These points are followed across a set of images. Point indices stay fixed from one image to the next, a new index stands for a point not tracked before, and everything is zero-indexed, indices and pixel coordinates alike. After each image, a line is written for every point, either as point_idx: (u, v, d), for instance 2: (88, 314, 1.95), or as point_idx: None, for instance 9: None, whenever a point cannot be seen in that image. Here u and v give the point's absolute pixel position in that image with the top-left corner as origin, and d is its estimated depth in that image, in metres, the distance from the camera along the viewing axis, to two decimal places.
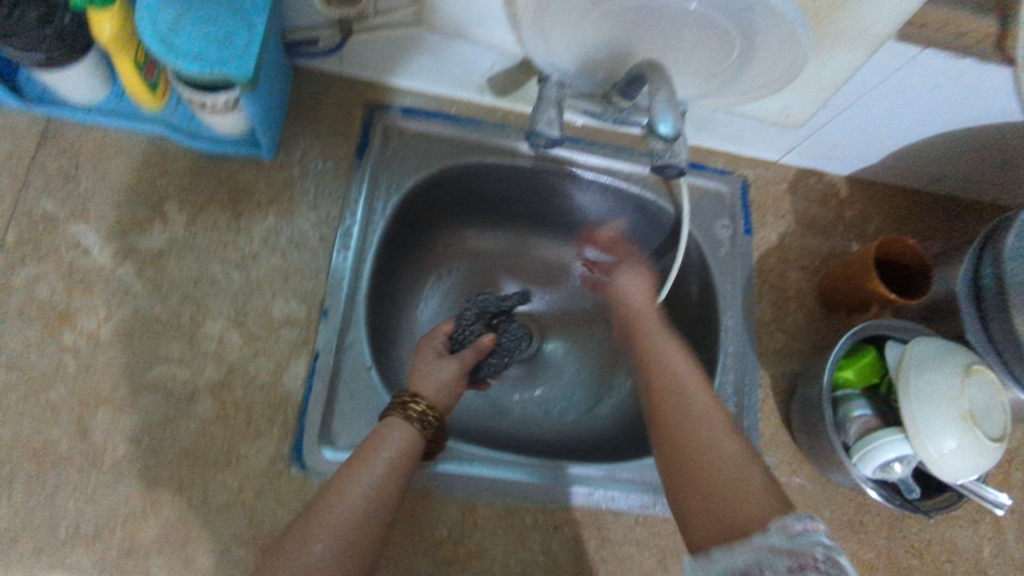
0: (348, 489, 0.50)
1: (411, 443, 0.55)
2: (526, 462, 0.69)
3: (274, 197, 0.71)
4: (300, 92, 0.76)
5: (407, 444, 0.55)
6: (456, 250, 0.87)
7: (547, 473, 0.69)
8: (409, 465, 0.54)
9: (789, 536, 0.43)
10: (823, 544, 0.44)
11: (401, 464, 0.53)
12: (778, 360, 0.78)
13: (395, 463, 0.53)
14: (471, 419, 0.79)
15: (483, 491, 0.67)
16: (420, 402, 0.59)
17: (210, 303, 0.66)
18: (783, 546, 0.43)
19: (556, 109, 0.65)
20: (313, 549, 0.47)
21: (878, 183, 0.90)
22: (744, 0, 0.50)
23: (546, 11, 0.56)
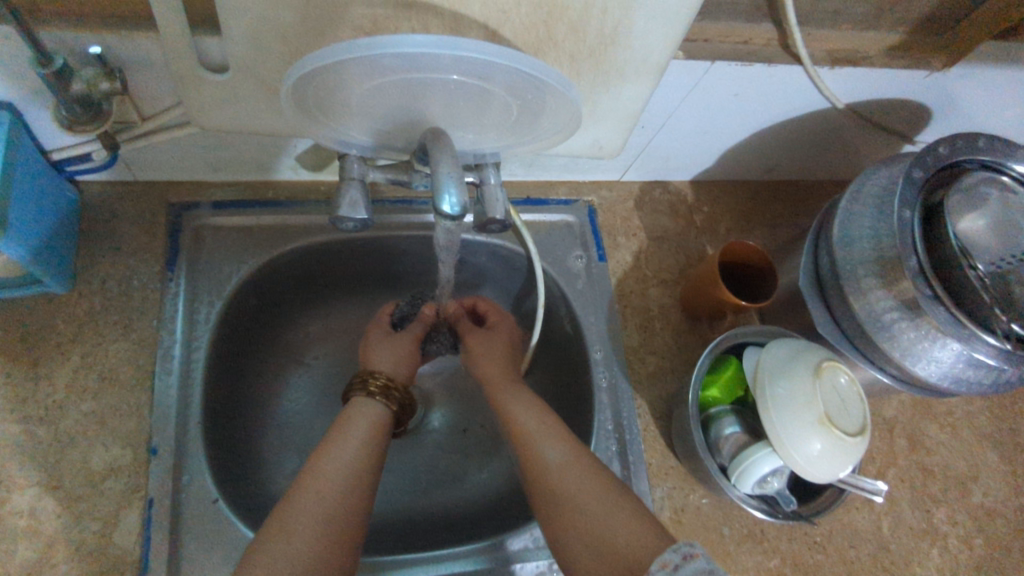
0: (329, 461, 0.53)
1: (377, 420, 0.58)
2: (387, 561, 0.64)
3: (76, 333, 0.64)
4: (90, 209, 0.69)
5: (375, 417, 0.58)
6: (314, 334, 0.81)
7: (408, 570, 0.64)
8: (377, 447, 0.56)
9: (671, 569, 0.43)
10: (703, 569, 0.42)
11: (373, 438, 0.57)
12: (653, 384, 0.77)
13: (367, 441, 0.56)
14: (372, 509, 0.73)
15: None
16: (380, 376, 0.62)
17: (13, 473, 0.58)
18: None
19: (360, 187, 0.60)
20: (295, 528, 0.47)
21: (722, 182, 0.91)
22: (495, 68, 0.49)
23: (307, 100, 0.53)
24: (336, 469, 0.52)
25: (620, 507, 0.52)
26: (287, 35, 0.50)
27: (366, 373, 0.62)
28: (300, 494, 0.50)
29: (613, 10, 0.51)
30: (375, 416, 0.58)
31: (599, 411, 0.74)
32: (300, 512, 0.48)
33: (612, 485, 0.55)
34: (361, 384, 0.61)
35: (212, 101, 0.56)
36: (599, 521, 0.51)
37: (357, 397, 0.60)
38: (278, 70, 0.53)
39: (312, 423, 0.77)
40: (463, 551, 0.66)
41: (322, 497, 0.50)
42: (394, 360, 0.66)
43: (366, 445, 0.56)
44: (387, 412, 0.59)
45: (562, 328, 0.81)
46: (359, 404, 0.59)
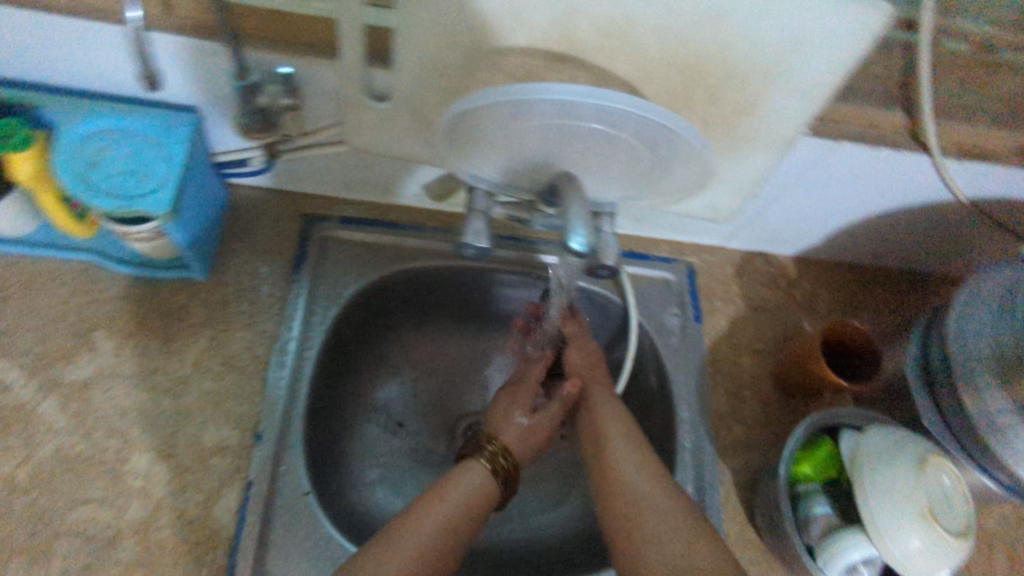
0: (433, 515, 0.56)
1: (488, 493, 0.60)
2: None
3: (208, 317, 0.70)
4: (237, 209, 0.76)
5: (484, 490, 0.60)
6: (407, 357, 0.84)
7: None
8: (478, 516, 0.58)
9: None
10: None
11: (477, 507, 0.59)
12: (738, 452, 0.75)
13: (471, 505, 0.58)
14: None
15: None
16: (506, 457, 0.63)
17: (136, 435, 0.64)
18: None
19: (484, 219, 0.64)
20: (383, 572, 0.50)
21: (828, 261, 0.90)
22: (639, 120, 0.52)
23: (459, 133, 0.58)
24: (435, 523, 0.55)
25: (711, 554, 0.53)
26: (445, 75, 0.55)
27: (495, 445, 0.64)
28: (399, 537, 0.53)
29: (753, 80, 0.54)
30: (483, 489, 0.60)
31: (681, 470, 0.73)
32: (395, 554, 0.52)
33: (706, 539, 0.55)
34: (487, 455, 0.62)
35: (368, 125, 0.61)
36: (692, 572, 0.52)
37: (478, 463, 0.61)
38: (431, 105, 0.59)
39: (395, 439, 0.79)
40: None
41: (417, 546, 0.53)
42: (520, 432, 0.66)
43: (447, 526, 0.56)
44: (493, 492, 0.60)
45: (649, 382, 0.81)
46: (474, 473, 0.61)
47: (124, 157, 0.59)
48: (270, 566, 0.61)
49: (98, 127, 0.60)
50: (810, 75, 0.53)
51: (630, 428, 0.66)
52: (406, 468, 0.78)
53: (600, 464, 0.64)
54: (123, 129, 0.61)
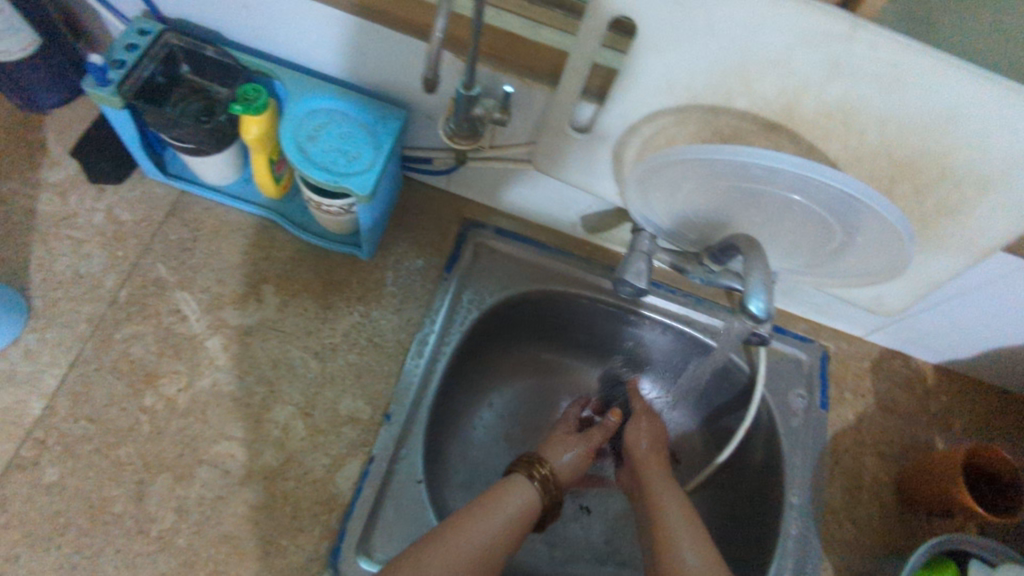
0: (475, 526, 0.58)
1: (531, 505, 0.63)
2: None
3: (363, 294, 0.75)
4: (407, 201, 0.81)
5: (528, 502, 0.63)
6: (513, 374, 0.86)
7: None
8: (518, 529, 0.61)
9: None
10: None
11: (520, 521, 0.61)
12: (844, 552, 0.72)
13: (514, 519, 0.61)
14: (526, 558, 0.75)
15: None
16: (545, 467, 0.67)
17: (283, 387, 0.69)
18: None
19: (646, 261, 0.66)
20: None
21: (972, 379, 0.85)
22: (842, 199, 0.52)
23: (650, 175, 0.60)
24: (477, 535, 0.58)
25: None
26: (652, 121, 0.58)
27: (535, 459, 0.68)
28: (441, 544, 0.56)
29: (965, 186, 0.53)
30: (527, 501, 0.63)
31: (781, 555, 0.71)
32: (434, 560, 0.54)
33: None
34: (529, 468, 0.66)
35: (559, 151, 0.64)
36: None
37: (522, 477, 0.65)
38: (628, 145, 0.61)
39: (496, 450, 0.82)
40: None
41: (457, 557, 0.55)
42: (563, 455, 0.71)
43: (487, 542, 0.58)
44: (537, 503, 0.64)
45: (760, 457, 0.80)
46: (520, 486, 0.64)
47: (338, 136, 0.65)
48: (375, 543, 0.64)
49: (322, 105, 0.66)
50: None
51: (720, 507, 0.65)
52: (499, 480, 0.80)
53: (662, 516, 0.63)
54: (343, 111, 0.66)
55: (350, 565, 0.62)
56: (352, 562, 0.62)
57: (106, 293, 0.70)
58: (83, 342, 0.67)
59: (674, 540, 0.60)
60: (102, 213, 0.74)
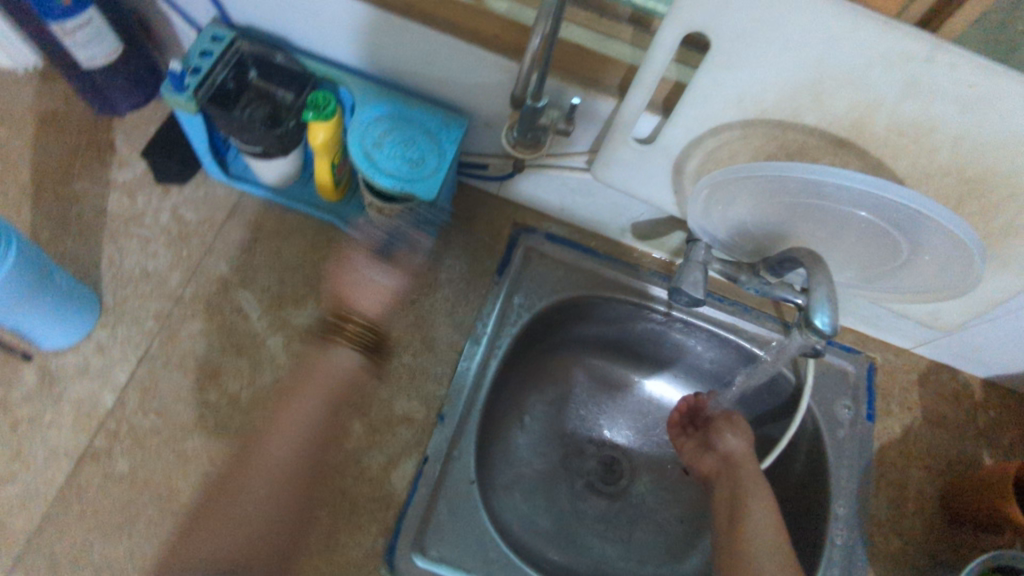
0: (291, 414, 0.67)
1: (347, 373, 0.69)
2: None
3: (418, 297, 0.76)
4: (459, 205, 0.82)
5: (343, 370, 0.69)
6: (557, 376, 0.87)
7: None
8: (329, 407, 0.68)
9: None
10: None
11: (344, 384, 0.69)
12: (889, 564, 0.73)
13: (330, 384, 0.69)
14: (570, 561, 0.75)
15: None
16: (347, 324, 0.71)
17: (341, 386, 0.70)
18: None
19: (701, 270, 0.67)
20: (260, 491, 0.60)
21: (1021, 394, 0.85)
22: (913, 219, 0.52)
23: (714, 190, 0.60)
24: (296, 429, 0.66)
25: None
26: (717, 134, 0.59)
27: (336, 319, 0.72)
28: (256, 458, 0.63)
29: None
30: (337, 370, 0.69)
31: (827, 565, 0.71)
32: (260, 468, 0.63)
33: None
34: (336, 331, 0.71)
35: (619, 161, 0.66)
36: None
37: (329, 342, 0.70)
38: (691, 156, 0.62)
39: (539, 452, 0.83)
40: None
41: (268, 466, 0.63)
42: (370, 291, 0.70)
43: (307, 431, 0.66)
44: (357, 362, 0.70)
45: (803, 465, 0.80)
46: (330, 352, 0.70)
47: (402, 141, 0.66)
48: (429, 540, 0.66)
49: (388, 111, 0.68)
50: None
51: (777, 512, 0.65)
52: (543, 482, 0.81)
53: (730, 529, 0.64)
54: (408, 119, 0.68)
55: (406, 562, 0.63)
56: (408, 559, 0.63)
57: (172, 291, 0.72)
58: (151, 338, 0.70)
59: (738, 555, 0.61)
60: (168, 213, 0.76)
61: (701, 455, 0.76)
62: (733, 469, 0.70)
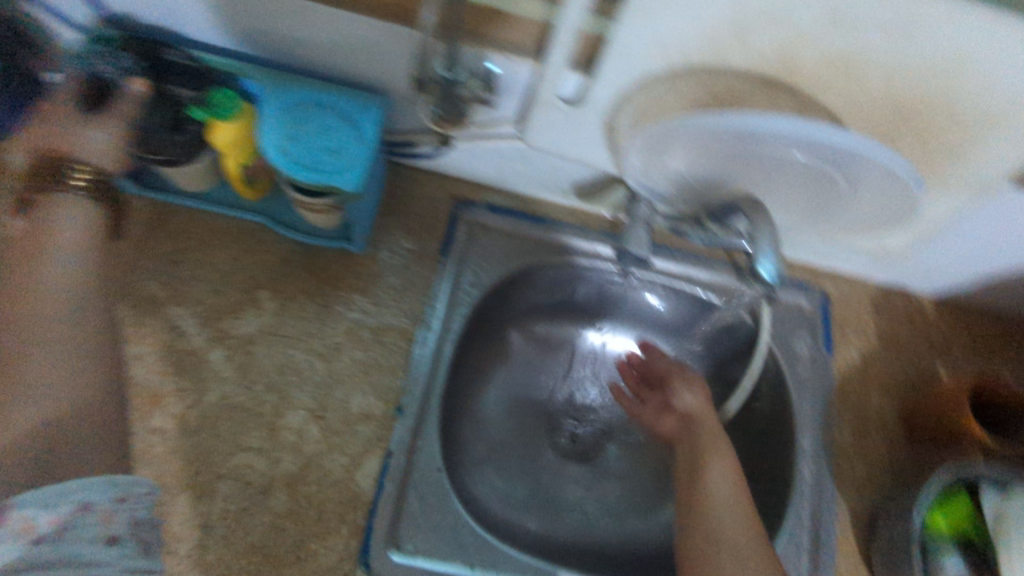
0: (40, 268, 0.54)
1: (96, 222, 0.58)
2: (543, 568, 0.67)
3: (361, 288, 0.73)
4: (392, 187, 0.78)
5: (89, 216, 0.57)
6: (516, 350, 0.85)
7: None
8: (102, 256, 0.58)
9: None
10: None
11: (89, 234, 0.57)
12: (857, 489, 0.75)
13: (83, 238, 0.57)
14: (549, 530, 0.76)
15: None
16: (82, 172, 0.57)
17: (292, 393, 0.68)
18: None
19: (647, 227, 0.69)
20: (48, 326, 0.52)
21: (968, 306, 0.86)
22: (847, 155, 0.51)
23: (649, 144, 0.58)
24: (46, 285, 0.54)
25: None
26: (645, 86, 0.56)
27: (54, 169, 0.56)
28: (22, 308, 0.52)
29: (969, 128, 0.53)
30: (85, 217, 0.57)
31: (799, 499, 0.73)
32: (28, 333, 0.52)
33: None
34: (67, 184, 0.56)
35: (549, 124, 0.63)
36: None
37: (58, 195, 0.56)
38: (621, 112, 0.59)
39: (508, 425, 0.82)
40: None
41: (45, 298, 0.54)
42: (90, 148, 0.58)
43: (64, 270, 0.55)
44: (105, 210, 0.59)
45: (768, 402, 0.81)
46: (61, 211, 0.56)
47: (317, 130, 0.62)
48: (403, 535, 0.65)
49: (298, 99, 0.63)
50: None
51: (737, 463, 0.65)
52: (515, 455, 0.80)
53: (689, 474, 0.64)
54: (321, 105, 0.63)
55: (382, 560, 0.63)
56: (384, 557, 0.63)
57: None
58: None
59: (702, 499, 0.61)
60: None
61: (661, 418, 0.75)
62: (691, 430, 0.69)
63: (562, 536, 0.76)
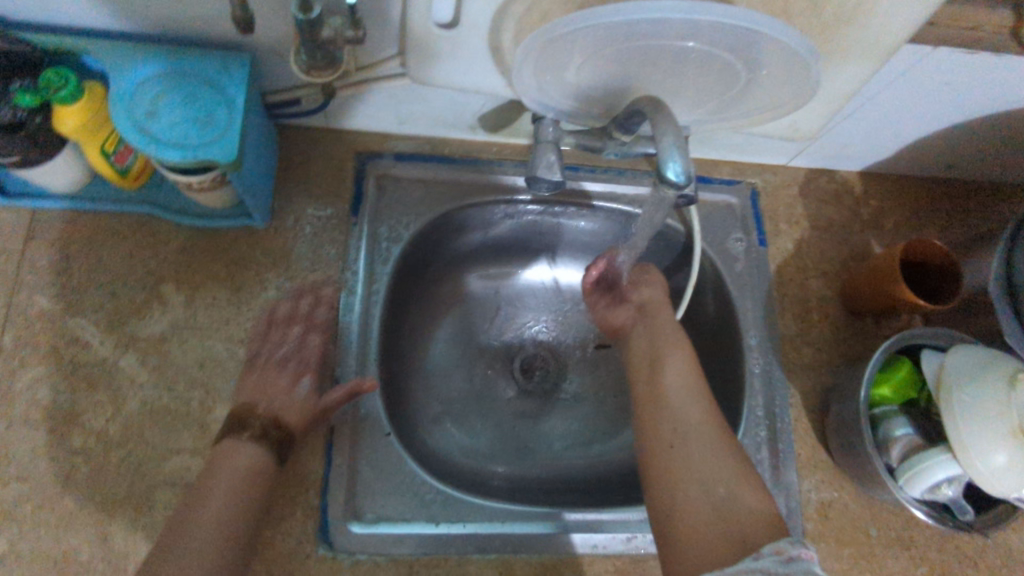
0: (210, 478, 0.58)
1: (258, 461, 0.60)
2: (547, 511, 0.66)
3: (273, 264, 0.69)
4: (287, 151, 0.73)
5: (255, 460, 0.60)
6: (454, 298, 0.83)
7: (568, 527, 0.65)
8: (247, 482, 0.59)
9: (783, 561, 0.43)
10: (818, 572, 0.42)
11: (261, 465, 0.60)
12: (807, 374, 0.75)
13: (246, 470, 0.59)
14: (513, 468, 0.75)
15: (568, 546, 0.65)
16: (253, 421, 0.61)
17: (219, 385, 0.64)
18: (777, 569, 0.43)
19: (556, 151, 0.62)
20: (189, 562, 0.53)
21: (894, 176, 0.86)
22: (737, 32, 0.48)
23: (534, 61, 0.54)
24: (227, 478, 0.58)
25: (762, 506, 0.52)
26: None
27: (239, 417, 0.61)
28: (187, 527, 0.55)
29: None
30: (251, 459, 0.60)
31: (750, 395, 0.74)
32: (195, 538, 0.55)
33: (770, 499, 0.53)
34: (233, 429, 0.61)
35: (432, 55, 0.58)
36: (718, 521, 0.51)
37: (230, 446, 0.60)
38: (503, 30, 0.55)
39: (459, 375, 0.80)
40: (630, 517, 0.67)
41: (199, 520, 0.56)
42: (285, 401, 0.63)
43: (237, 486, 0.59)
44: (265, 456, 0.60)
45: (712, 306, 0.80)
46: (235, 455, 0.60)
47: (177, 101, 0.56)
48: (362, 504, 0.63)
49: (151, 72, 0.57)
50: None
51: (693, 359, 0.64)
52: (470, 405, 0.78)
53: (647, 375, 0.64)
54: (177, 74, 0.58)
55: (343, 533, 0.62)
56: (344, 530, 0.62)
57: None
58: None
59: (661, 400, 0.60)
60: None
61: (615, 307, 0.74)
62: (650, 322, 0.69)
63: (527, 473, 0.75)
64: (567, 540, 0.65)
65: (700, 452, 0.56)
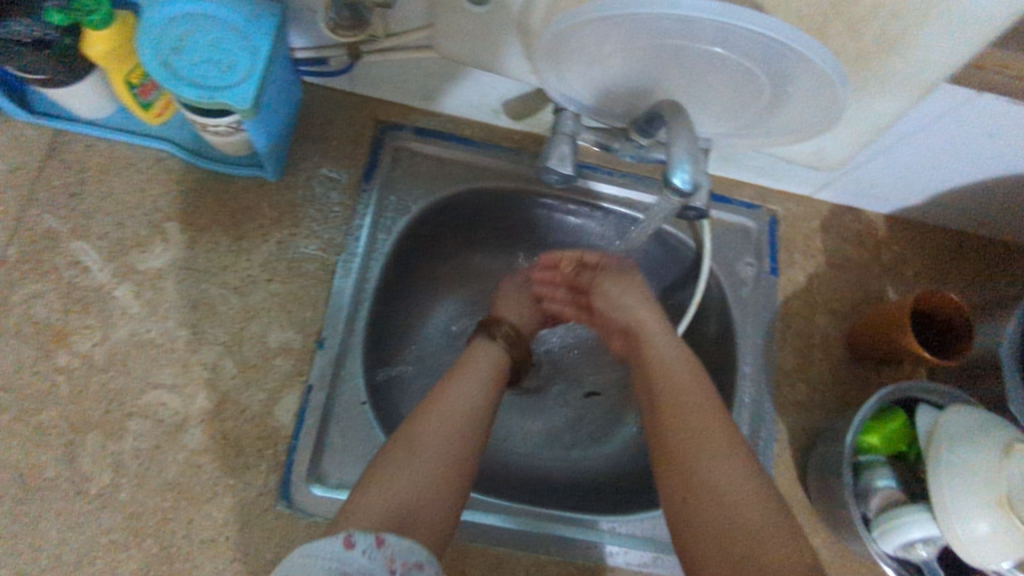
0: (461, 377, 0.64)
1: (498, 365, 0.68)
2: (541, 513, 0.66)
3: (279, 217, 0.69)
4: (309, 110, 0.74)
5: (489, 364, 0.67)
6: (457, 280, 0.82)
7: (572, 530, 0.65)
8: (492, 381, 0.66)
9: None
10: None
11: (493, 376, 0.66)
12: (798, 411, 0.73)
13: (491, 374, 0.67)
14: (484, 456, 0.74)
15: (528, 545, 0.64)
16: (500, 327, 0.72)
17: (206, 327, 0.65)
18: None
19: (571, 144, 0.61)
20: (427, 430, 0.59)
21: (921, 224, 0.83)
22: (767, 45, 0.47)
23: (559, 48, 0.53)
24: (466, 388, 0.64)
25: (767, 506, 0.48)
26: None
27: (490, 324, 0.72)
28: (432, 410, 0.61)
29: (903, 15, 0.49)
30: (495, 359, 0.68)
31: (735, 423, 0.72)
32: (433, 416, 0.60)
33: (780, 508, 0.48)
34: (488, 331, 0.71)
35: (460, 29, 0.58)
36: (726, 526, 0.46)
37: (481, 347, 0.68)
38: (532, 14, 0.54)
39: (448, 360, 0.79)
40: (612, 529, 0.66)
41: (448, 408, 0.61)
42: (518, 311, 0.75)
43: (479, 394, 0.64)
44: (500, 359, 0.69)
45: (713, 327, 0.78)
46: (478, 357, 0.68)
47: (202, 42, 0.57)
48: (326, 468, 0.63)
49: (180, 9, 0.58)
50: (975, 8, 0.47)
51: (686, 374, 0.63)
52: None
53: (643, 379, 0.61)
54: (204, 15, 0.58)
55: (303, 493, 0.61)
56: (305, 490, 0.61)
57: None
58: None
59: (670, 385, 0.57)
60: None
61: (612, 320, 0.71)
62: None
63: (503, 466, 0.74)
64: (582, 548, 0.65)
65: (708, 440, 0.52)
